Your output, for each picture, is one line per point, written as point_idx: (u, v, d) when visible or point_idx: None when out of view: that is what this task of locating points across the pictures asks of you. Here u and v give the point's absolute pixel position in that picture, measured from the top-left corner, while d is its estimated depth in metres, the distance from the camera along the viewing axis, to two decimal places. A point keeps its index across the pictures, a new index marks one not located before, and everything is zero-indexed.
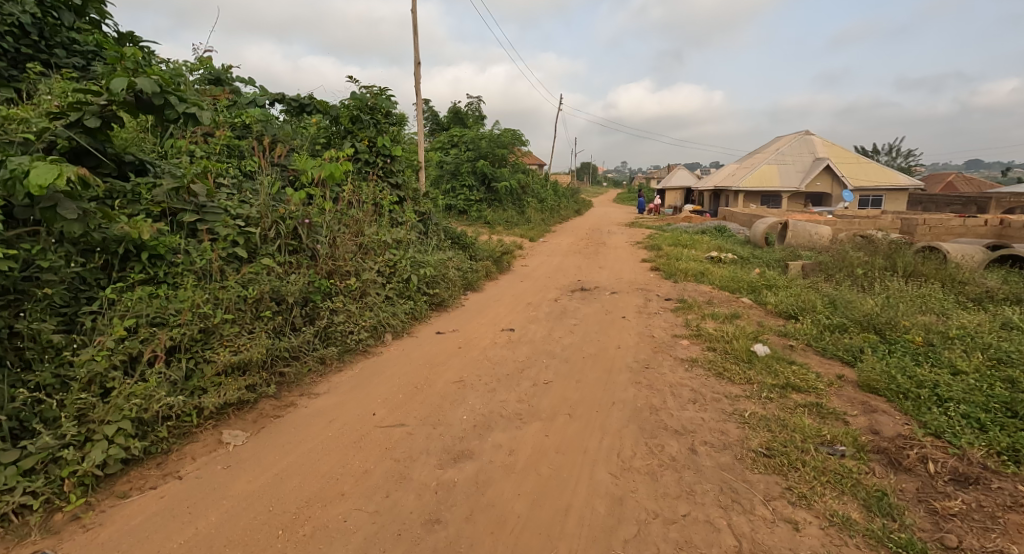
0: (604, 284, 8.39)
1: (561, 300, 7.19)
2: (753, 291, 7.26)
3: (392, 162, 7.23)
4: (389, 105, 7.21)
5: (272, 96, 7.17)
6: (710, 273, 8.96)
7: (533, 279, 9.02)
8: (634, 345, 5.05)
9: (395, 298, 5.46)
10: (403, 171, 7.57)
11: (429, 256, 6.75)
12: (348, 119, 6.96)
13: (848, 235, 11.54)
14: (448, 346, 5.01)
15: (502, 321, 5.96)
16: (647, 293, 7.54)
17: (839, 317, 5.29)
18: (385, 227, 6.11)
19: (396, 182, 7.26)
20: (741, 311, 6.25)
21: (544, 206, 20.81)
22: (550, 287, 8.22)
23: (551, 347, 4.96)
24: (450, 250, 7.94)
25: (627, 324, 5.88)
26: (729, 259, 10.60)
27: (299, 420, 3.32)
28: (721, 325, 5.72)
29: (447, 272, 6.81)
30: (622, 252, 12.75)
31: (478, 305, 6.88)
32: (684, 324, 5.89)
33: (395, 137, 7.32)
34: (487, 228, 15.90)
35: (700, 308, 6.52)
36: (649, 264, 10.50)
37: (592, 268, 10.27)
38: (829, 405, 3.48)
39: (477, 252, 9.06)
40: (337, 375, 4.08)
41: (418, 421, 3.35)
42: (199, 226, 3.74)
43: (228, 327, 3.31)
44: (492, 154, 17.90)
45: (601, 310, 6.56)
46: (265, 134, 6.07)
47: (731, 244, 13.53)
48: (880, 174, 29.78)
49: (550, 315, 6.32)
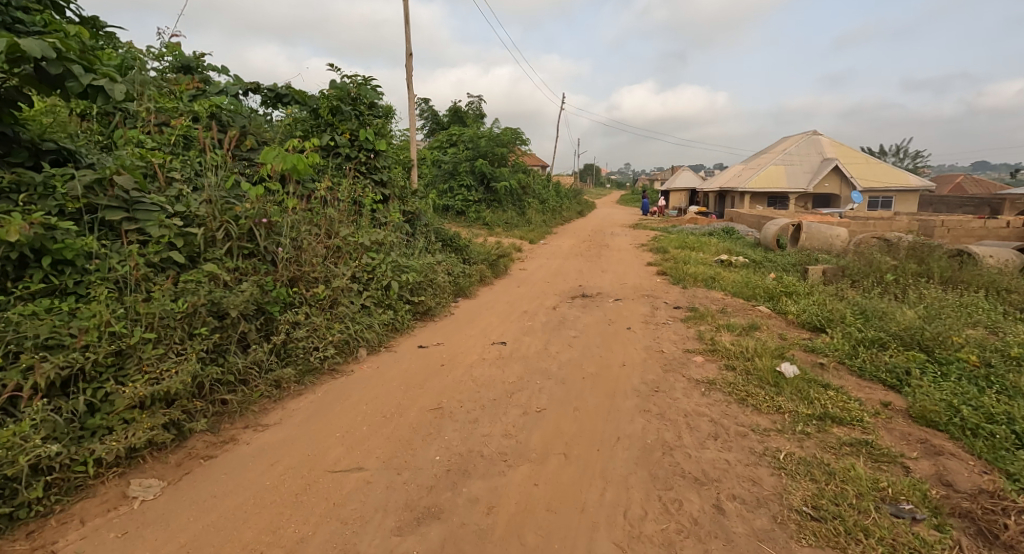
0: (607, 290, 7.79)
1: (559, 309, 6.59)
2: (770, 298, 6.65)
3: (376, 157, 6.66)
4: (372, 95, 6.62)
5: (246, 85, 6.58)
6: (721, 278, 8.36)
7: (530, 284, 8.41)
8: (641, 363, 4.45)
9: (372, 307, 4.89)
10: (389, 167, 6.99)
11: (414, 259, 6.17)
12: (327, 109, 6.36)
13: (866, 238, 10.92)
14: (428, 363, 4.40)
15: (493, 333, 5.37)
16: (653, 301, 6.93)
17: (874, 331, 4.67)
18: (363, 228, 5.51)
19: (380, 179, 6.68)
20: (759, 322, 5.65)
21: (545, 207, 20.21)
22: (548, 293, 7.62)
23: (546, 365, 4.36)
24: (440, 253, 7.34)
25: (632, 337, 5.27)
26: (740, 262, 9.99)
27: (235, 462, 2.73)
28: (738, 339, 5.12)
29: (435, 278, 6.22)
30: (626, 255, 12.14)
31: (469, 313, 6.29)
32: (696, 336, 5.28)
33: (379, 130, 6.72)
34: (485, 229, 15.32)
35: (713, 317, 5.91)
36: (655, 268, 9.90)
37: (594, 272, 9.67)
38: (881, 445, 2.87)
39: (471, 254, 8.47)
40: (294, 401, 3.49)
41: (380, 464, 2.75)
42: (127, 225, 3.15)
43: (149, 349, 2.71)
44: (492, 153, 17.32)
45: (603, 320, 5.95)
46: (232, 126, 5.49)
47: (740, 246, 12.91)
48: (890, 174, 29.08)
49: (548, 325, 5.72)
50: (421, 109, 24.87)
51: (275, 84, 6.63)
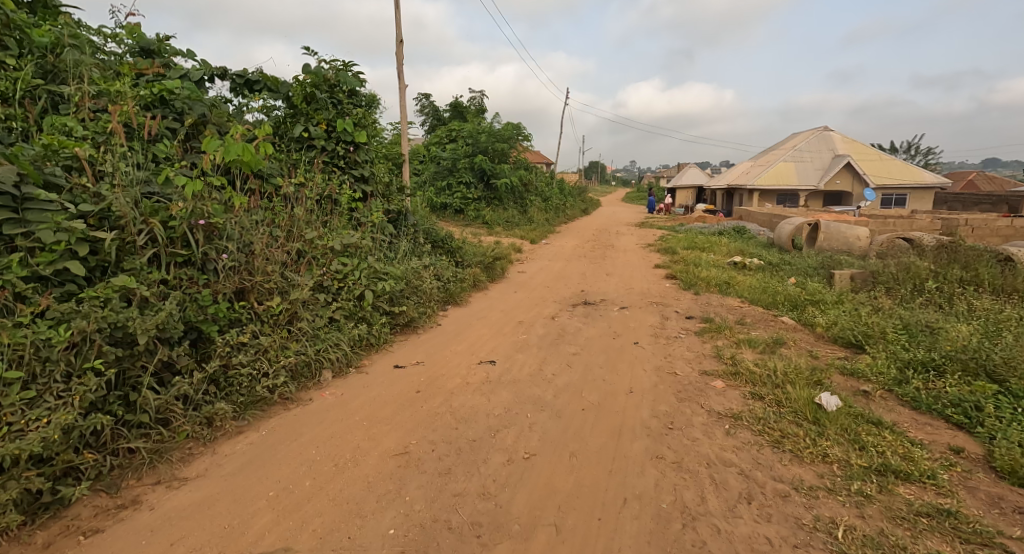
0: (612, 296, 7.12)
1: (559, 319, 5.94)
2: (794, 307, 5.98)
3: (356, 150, 6.04)
4: (352, 83, 6.01)
5: (213, 70, 5.94)
6: (736, 283, 7.69)
7: (529, 289, 7.75)
8: (651, 389, 3.80)
9: (342, 321, 4.27)
10: (372, 162, 6.37)
11: (395, 264, 5.53)
12: (301, 97, 5.74)
13: (890, 238, 10.19)
14: (402, 389, 3.76)
15: (481, 349, 4.73)
16: (663, 309, 6.27)
17: (924, 351, 4.01)
18: (335, 230, 4.89)
19: (359, 175, 6.05)
20: (784, 336, 4.99)
21: (548, 205, 19.53)
22: (548, 300, 6.97)
23: (540, 393, 3.71)
24: (428, 257, 6.71)
25: (640, 354, 4.62)
26: (754, 265, 9.30)
27: (127, 538, 2.10)
28: (763, 357, 4.46)
29: (419, 285, 5.59)
30: (632, 256, 11.45)
31: (458, 324, 5.66)
32: (713, 354, 4.62)
33: (360, 119, 6.09)
34: (485, 229, 14.67)
35: (732, 330, 5.26)
36: (663, 271, 9.24)
37: (597, 275, 9.02)
38: (969, 517, 2.23)
39: (464, 256, 7.83)
40: (230, 443, 2.86)
41: (313, 543, 2.13)
42: (11, 229, 2.51)
43: (12, 394, 2.07)
44: (492, 149, 16.66)
45: (607, 333, 5.30)
46: (190, 115, 4.85)
47: (753, 247, 12.20)
48: (904, 172, 28.22)
49: (545, 339, 5.08)
50: (420, 104, 24.22)
51: (245, 69, 6.00)
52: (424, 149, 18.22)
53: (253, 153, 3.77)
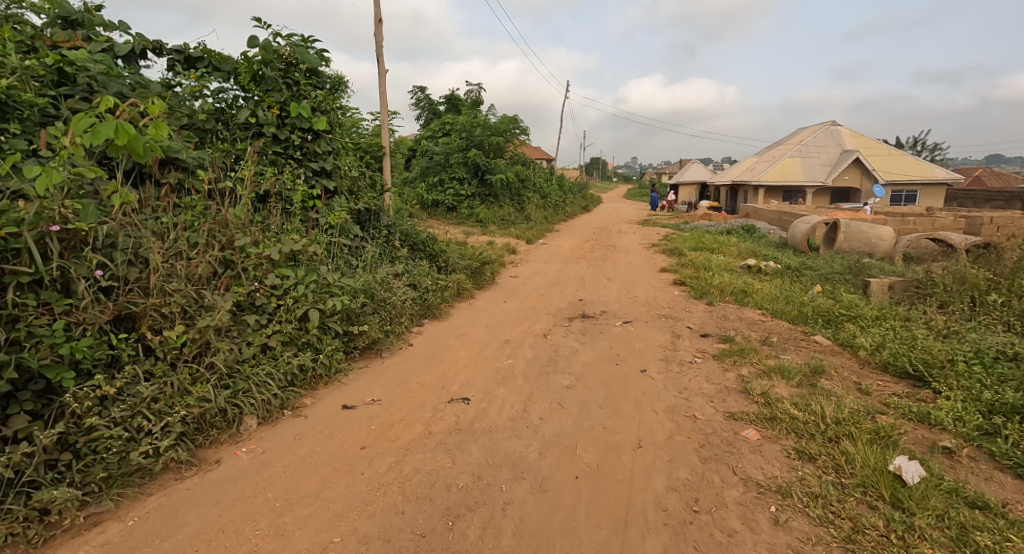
0: (614, 307, 6.27)
1: (552, 338, 5.09)
2: (828, 324, 5.14)
3: (315, 140, 5.17)
4: (311, 60, 5.12)
5: (148, 42, 5.04)
6: (754, 291, 6.84)
7: (520, 298, 6.90)
8: (664, 444, 2.95)
9: (278, 349, 3.42)
10: (336, 153, 5.50)
11: (357, 274, 4.68)
12: (248, 75, 4.85)
13: (917, 239, 9.33)
14: (343, 443, 2.91)
15: (455, 381, 3.88)
16: (673, 325, 5.42)
17: (1013, 391, 3.16)
18: (278, 235, 4.04)
19: (319, 168, 5.19)
20: (822, 363, 4.15)
21: (546, 202, 18.63)
22: (541, 312, 6.11)
23: (521, 450, 2.87)
24: (403, 265, 5.86)
25: (649, 389, 3.78)
26: (771, 269, 8.44)
27: None
28: (801, 394, 3.61)
29: (385, 298, 4.76)
30: (635, 258, 10.59)
31: (432, 344, 4.81)
32: (738, 388, 3.77)
33: (321, 103, 5.22)
34: (478, 228, 13.82)
35: (758, 354, 4.42)
36: (670, 276, 8.41)
37: (598, 280, 8.18)
38: None
39: (448, 261, 6.99)
40: (70, 547, 2.04)
41: None
42: None
43: None
44: (487, 143, 15.77)
45: (608, 357, 4.46)
46: (101, 94, 3.97)
47: (765, 248, 11.33)
48: (916, 168, 27.28)
49: (533, 367, 4.22)
50: (415, 97, 23.33)
51: (186, 43, 5.12)
52: (415, 143, 17.31)
53: (134, 134, 2.61)
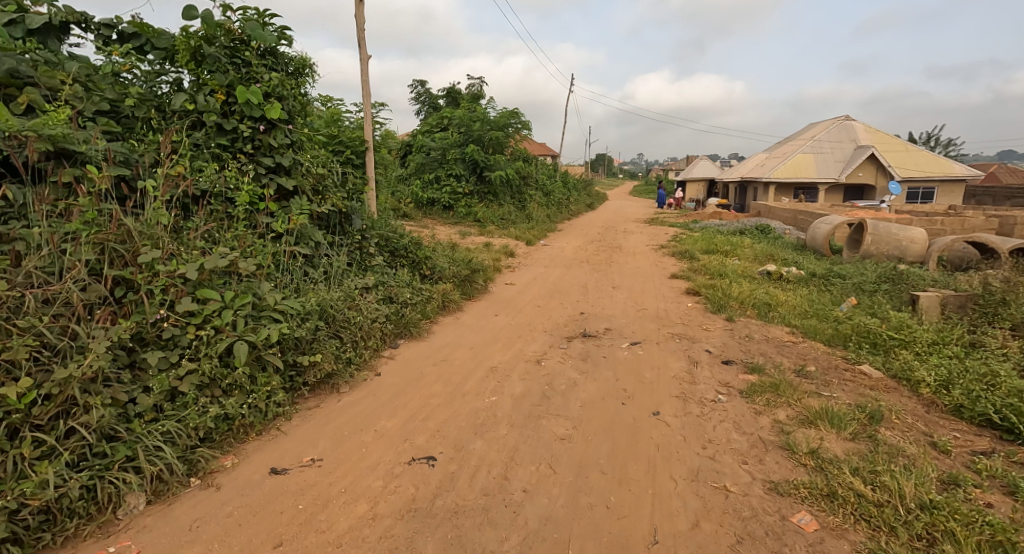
0: (620, 324, 5.49)
1: (547, 365, 4.32)
2: (875, 349, 4.35)
3: (270, 131, 4.39)
4: (266, 37, 4.32)
5: (70, 15, 4.16)
6: (778, 304, 6.05)
7: (514, 311, 6.13)
8: (688, 539, 2.19)
9: (189, 396, 2.67)
10: (297, 147, 4.73)
11: (312, 292, 3.93)
12: (187, 53, 4.06)
13: (954, 242, 8.50)
14: (254, 536, 2.16)
15: (422, 429, 3.13)
16: (688, 348, 4.65)
17: None
18: (205, 247, 3.28)
19: (275, 163, 4.42)
20: (878, 405, 3.37)
21: (548, 200, 17.81)
22: (536, 329, 5.35)
23: (493, 549, 2.12)
24: (376, 277, 5.09)
25: (664, 443, 3.00)
26: (794, 275, 7.62)
27: None
28: (861, 453, 2.82)
29: (346, 319, 4.02)
30: (643, 262, 9.81)
31: (403, 374, 4.05)
32: (777, 441, 2.99)
33: (278, 87, 4.41)
34: (476, 228, 13.06)
35: (796, 391, 3.63)
36: (681, 284, 7.63)
37: (602, 289, 7.41)
38: None
39: (433, 269, 6.24)
40: None
41: None
42: None
43: None
44: (485, 139, 14.98)
45: (613, 395, 3.69)
46: None
47: (783, 251, 10.50)
48: (935, 165, 26.23)
49: (521, 408, 3.46)
50: (414, 93, 22.56)
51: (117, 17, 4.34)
52: (411, 138, 16.51)
53: None
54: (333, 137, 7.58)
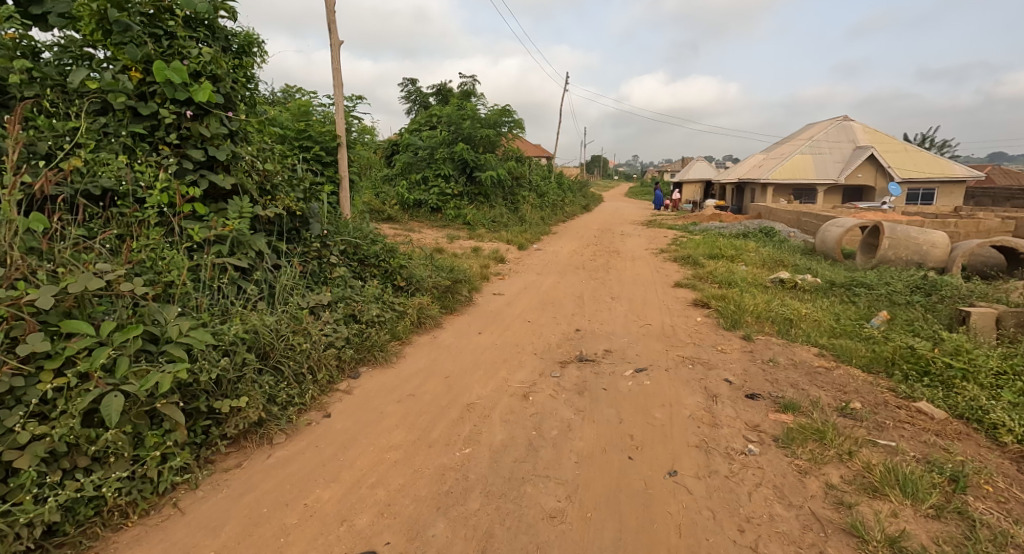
0: (622, 344, 4.76)
1: (535, 402, 3.57)
2: (930, 380, 3.63)
3: (201, 118, 3.61)
4: (195, 4, 3.54)
5: None
6: (800, 319, 5.34)
7: (499, 328, 5.37)
8: None
9: (30, 475, 1.91)
10: (238, 138, 3.96)
11: (243, 315, 3.17)
12: (92, 19, 3.26)
13: (978, 247, 7.93)
14: None
15: (368, 503, 2.39)
16: (703, 379, 3.92)
17: None
18: (87, 263, 2.51)
19: (207, 157, 3.65)
20: (957, 462, 2.64)
21: (542, 200, 17.08)
22: (524, 351, 4.60)
23: None
24: (335, 292, 4.33)
25: (687, 524, 2.27)
26: (810, 284, 6.92)
27: None
28: (957, 542, 2.09)
29: (286, 348, 3.27)
30: (643, 268, 9.10)
31: (357, 416, 3.28)
32: (839, 521, 2.26)
33: (212, 66, 3.63)
34: (465, 231, 12.32)
35: (848, 439, 2.90)
36: (687, 294, 6.92)
37: (600, 300, 6.68)
38: None
39: (407, 280, 5.49)
40: None
41: None
42: None
43: None
44: (476, 137, 14.24)
45: (617, 446, 2.96)
46: None
47: (792, 256, 9.80)
48: (936, 165, 25.70)
49: (500, 466, 2.72)
50: (404, 92, 21.86)
51: None
52: (398, 137, 15.75)
53: None
54: (301, 132, 6.81)
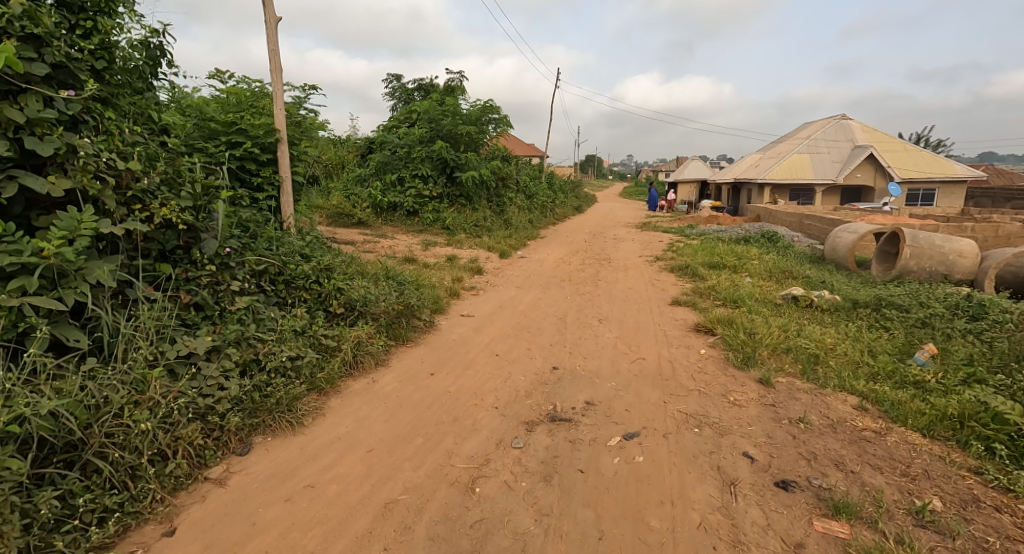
0: (608, 392, 3.73)
1: (484, 497, 2.54)
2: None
3: (12, 96, 2.55)
4: None
5: None
6: (828, 353, 4.33)
7: (458, 366, 4.32)
8: None
9: None
10: (83, 128, 2.90)
11: (35, 390, 2.17)
12: None
13: (1015, 257, 7.01)
14: None
15: None
16: (718, 453, 2.90)
17: None
18: None
19: (25, 151, 2.60)
20: None
21: (530, 202, 16.01)
22: (482, 404, 3.56)
23: None
24: (231, 330, 3.25)
25: None
26: (829, 303, 5.92)
27: None
28: None
29: (112, 432, 2.25)
30: (637, 280, 8.07)
31: (215, 532, 2.23)
32: None
33: (28, 23, 2.56)
34: (443, 237, 11.27)
35: None
36: (687, 316, 5.91)
37: (586, 323, 5.65)
38: None
39: (347, 305, 4.41)
40: None
41: None
42: None
43: None
44: (456, 134, 13.20)
45: None
46: None
47: (801, 266, 8.79)
48: (936, 166, 24.78)
49: None
50: (388, 89, 20.80)
51: None
52: (375, 134, 14.66)
53: None
54: (231, 125, 5.72)
